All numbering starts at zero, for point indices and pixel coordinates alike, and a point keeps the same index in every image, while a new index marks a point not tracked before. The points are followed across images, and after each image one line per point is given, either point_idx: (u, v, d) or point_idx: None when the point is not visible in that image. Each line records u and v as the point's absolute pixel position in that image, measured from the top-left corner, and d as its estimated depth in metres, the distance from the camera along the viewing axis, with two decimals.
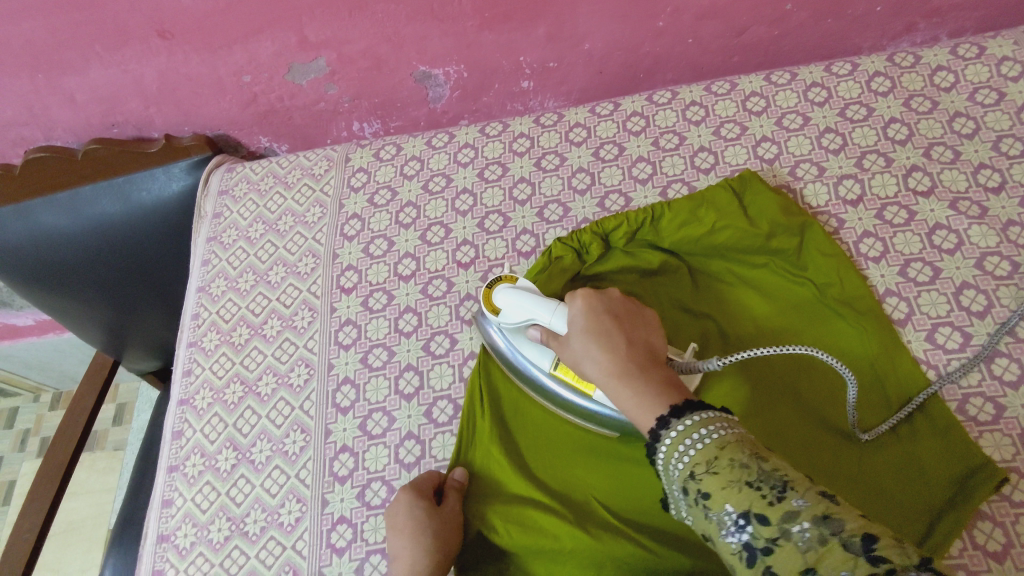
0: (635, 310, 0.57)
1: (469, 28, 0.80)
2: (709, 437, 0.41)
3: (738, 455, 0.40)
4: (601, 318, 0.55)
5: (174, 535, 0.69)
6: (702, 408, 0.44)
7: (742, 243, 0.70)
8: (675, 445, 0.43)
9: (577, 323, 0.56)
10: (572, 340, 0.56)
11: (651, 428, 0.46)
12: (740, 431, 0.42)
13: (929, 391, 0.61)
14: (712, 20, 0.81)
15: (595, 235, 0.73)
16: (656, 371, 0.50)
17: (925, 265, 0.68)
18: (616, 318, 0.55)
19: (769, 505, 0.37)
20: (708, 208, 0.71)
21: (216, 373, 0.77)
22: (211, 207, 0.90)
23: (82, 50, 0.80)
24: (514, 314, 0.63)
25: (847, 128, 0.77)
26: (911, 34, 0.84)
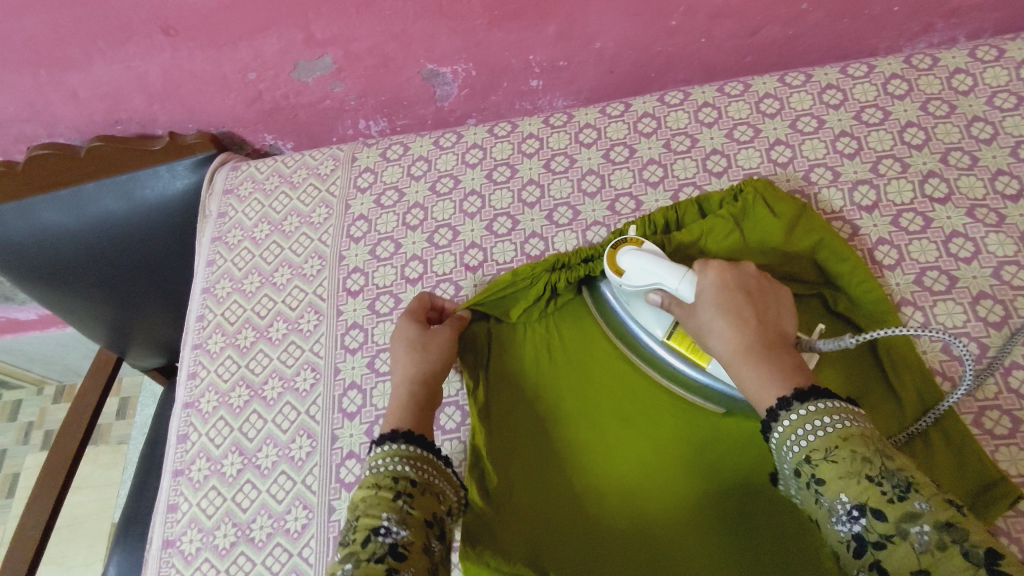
0: (769, 289, 0.58)
1: (479, 26, 0.79)
2: (831, 428, 0.45)
3: (860, 450, 0.44)
4: (736, 289, 0.57)
5: (180, 540, 0.68)
6: (825, 396, 0.47)
7: (749, 259, 0.69)
8: (789, 432, 0.47)
9: (707, 294, 0.57)
10: (699, 312, 0.58)
11: (770, 406, 0.49)
12: (861, 424, 0.45)
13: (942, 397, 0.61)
14: (725, 19, 0.79)
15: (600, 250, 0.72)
16: (782, 355, 0.52)
17: (940, 274, 0.67)
18: (750, 295, 0.57)
19: (888, 502, 0.42)
20: (717, 223, 0.70)
21: (221, 376, 0.76)
22: (216, 206, 0.89)
23: (85, 46, 0.79)
24: (638, 278, 0.62)
25: (862, 131, 0.76)
26: (928, 34, 0.83)
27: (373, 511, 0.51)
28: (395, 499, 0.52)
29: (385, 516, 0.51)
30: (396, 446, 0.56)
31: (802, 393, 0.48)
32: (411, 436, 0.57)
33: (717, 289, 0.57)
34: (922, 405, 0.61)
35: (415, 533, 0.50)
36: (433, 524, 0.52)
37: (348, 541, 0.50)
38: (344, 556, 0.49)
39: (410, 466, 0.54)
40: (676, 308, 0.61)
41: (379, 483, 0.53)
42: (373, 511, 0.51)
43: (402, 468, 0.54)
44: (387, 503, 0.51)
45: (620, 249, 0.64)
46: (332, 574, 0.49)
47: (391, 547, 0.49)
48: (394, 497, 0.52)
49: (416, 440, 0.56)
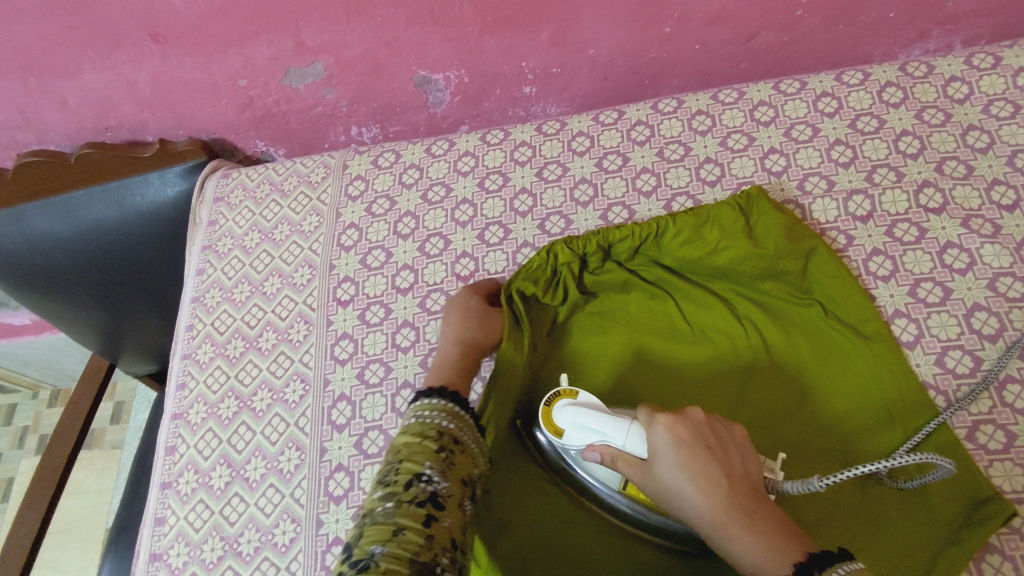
0: (724, 429, 0.52)
1: (471, 33, 0.78)
2: None
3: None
4: (693, 448, 0.49)
5: (167, 554, 0.68)
6: (837, 560, 0.43)
7: (742, 264, 0.68)
8: None
9: (664, 454, 0.50)
10: (659, 473, 0.50)
11: None
12: None
13: (929, 407, 0.61)
14: (719, 26, 0.79)
15: (599, 245, 0.71)
16: (766, 519, 0.47)
17: (935, 286, 0.67)
18: (712, 450, 0.49)
19: None
20: (713, 226, 0.69)
21: (210, 387, 0.76)
22: (206, 214, 0.88)
23: (74, 54, 0.78)
24: (579, 437, 0.57)
25: (857, 140, 0.75)
26: (924, 41, 0.82)
27: (417, 457, 0.50)
28: (439, 450, 0.52)
29: (428, 464, 0.50)
30: (442, 402, 0.56)
31: (807, 567, 0.43)
32: (457, 396, 0.57)
33: (673, 443, 0.50)
34: (914, 421, 0.61)
35: (454, 486, 0.50)
36: (467, 483, 0.53)
37: (388, 480, 0.49)
38: (385, 495, 0.48)
39: (452, 424, 0.54)
40: (626, 467, 0.53)
41: (424, 433, 0.53)
42: (417, 457, 0.51)
43: (445, 424, 0.54)
44: (431, 453, 0.51)
45: (555, 405, 0.59)
46: (370, 510, 0.48)
47: (432, 495, 0.49)
48: (438, 450, 0.52)
49: (459, 399, 0.57)
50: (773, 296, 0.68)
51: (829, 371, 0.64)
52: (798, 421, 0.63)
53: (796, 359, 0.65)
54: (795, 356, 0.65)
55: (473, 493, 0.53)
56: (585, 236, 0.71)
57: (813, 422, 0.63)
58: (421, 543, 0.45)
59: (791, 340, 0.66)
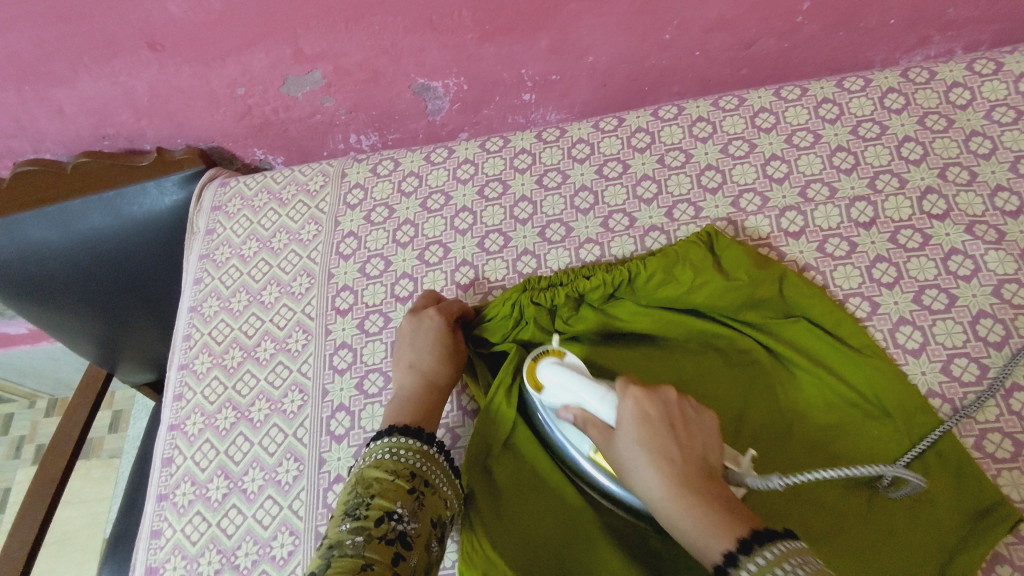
0: (692, 410, 0.52)
1: (470, 41, 0.78)
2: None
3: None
4: (655, 426, 0.50)
5: (163, 567, 0.67)
6: (772, 542, 0.43)
7: (722, 298, 0.66)
8: None
9: (625, 425, 0.51)
10: (619, 443, 0.51)
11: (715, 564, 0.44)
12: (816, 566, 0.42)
13: (925, 408, 0.60)
14: (719, 33, 0.78)
15: (568, 293, 0.69)
16: (715, 498, 0.47)
17: (940, 293, 0.66)
18: (674, 428, 0.50)
19: None
20: (684, 266, 0.68)
21: (207, 398, 0.75)
22: (204, 223, 0.87)
23: (70, 62, 0.77)
24: (559, 395, 0.58)
25: (859, 146, 0.75)
26: (925, 47, 0.82)
27: (389, 496, 0.52)
28: (410, 491, 0.53)
29: (399, 504, 0.52)
30: (417, 444, 0.57)
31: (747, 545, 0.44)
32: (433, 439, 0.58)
33: (637, 416, 0.50)
34: (915, 428, 0.60)
35: (423, 526, 0.52)
36: (438, 523, 0.54)
37: (358, 514, 0.51)
38: (354, 528, 0.50)
39: (427, 466, 0.55)
40: (594, 432, 0.55)
41: (397, 471, 0.54)
42: (389, 494, 0.52)
43: (420, 464, 0.55)
44: (403, 493, 0.53)
45: (542, 360, 0.61)
46: (337, 541, 0.49)
47: (401, 534, 0.51)
48: (409, 489, 0.53)
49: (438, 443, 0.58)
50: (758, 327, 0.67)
51: (826, 391, 0.64)
52: (802, 442, 0.62)
53: (790, 385, 0.65)
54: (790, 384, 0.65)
55: (442, 533, 0.54)
56: (551, 286, 0.69)
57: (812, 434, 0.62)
58: None
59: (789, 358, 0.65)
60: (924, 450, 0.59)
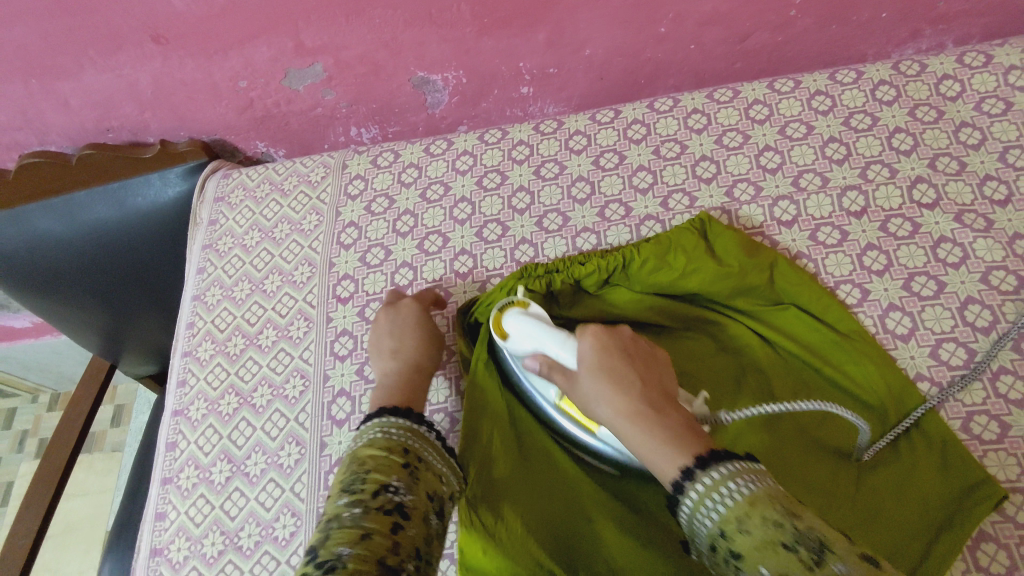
0: (648, 350, 0.57)
1: (469, 34, 0.79)
2: (738, 492, 0.41)
3: (772, 514, 0.39)
4: (612, 355, 0.54)
5: (167, 548, 0.68)
6: (725, 458, 0.43)
7: (714, 285, 0.68)
8: (702, 498, 0.42)
9: (586, 359, 0.55)
10: (581, 379, 0.54)
11: (672, 478, 0.44)
12: (770, 485, 0.41)
13: (911, 391, 0.62)
14: (714, 26, 0.80)
15: (566, 282, 0.71)
16: (670, 413, 0.49)
17: (929, 279, 0.67)
18: (630, 358, 0.54)
19: (809, 569, 0.36)
20: (678, 252, 0.69)
21: (210, 384, 0.76)
22: (207, 214, 0.88)
23: (76, 55, 0.79)
24: (521, 341, 0.61)
25: (851, 137, 0.76)
26: (916, 41, 0.83)
27: (384, 469, 0.51)
28: (405, 465, 0.52)
29: (393, 478, 0.51)
30: (406, 421, 0.56)
31: (701, 454, 0.44)
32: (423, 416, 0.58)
33: (597, 348, 0.55)
34: (900, 409, 0.62)
35: (419, 499, 0.51)
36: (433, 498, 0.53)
37: (355, 489, 0.49)
38: (352, 501, 0.48)
39: (418, 442, 0.55)
40: (557, 376, 0.57)
41: (391, 447, 0.53)
42: (384, 469, 0.51)
43: (411, 440, 0.55)
44: (398, 467, 0.52)
45: (507, 312, 0.63)
46: (335, 516, 0.47)
47: (398, 506, 0.49)
48: (404, 464, 0.52)
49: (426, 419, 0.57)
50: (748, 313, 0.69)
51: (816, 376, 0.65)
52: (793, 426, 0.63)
53: (781, 370, 0.66)
54: (780, 369, 0.66)
55: (436, 510, 0.53)
56: (548, 274, 0.71)
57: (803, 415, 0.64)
58: (388, 552, 0.45)
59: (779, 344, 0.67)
60: (908, 430, 0.61)
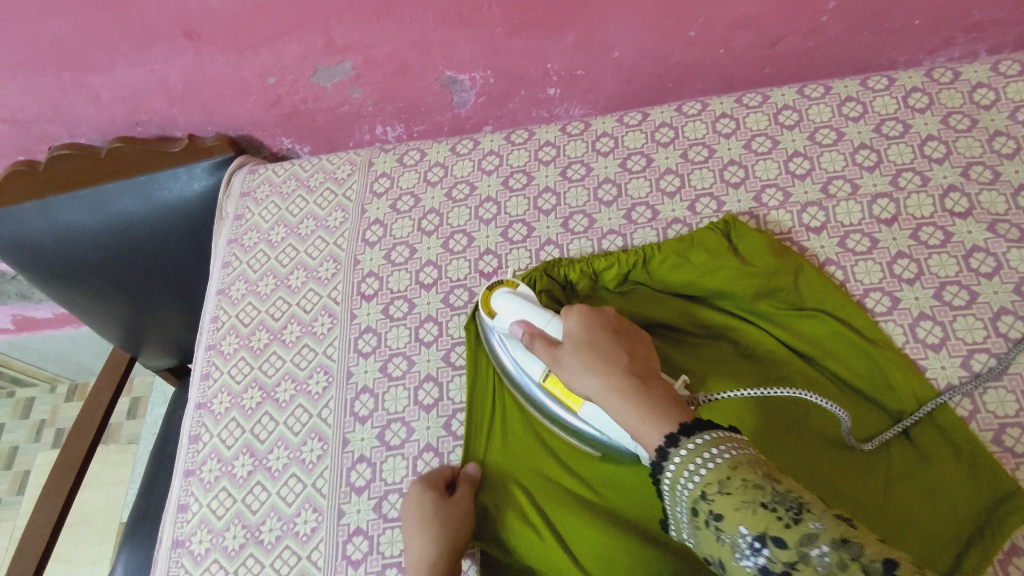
0: (631, 328, 0.58)
1: (498, 34, 0.79)
2: (720, 458, 0.42)
3: (751, 477, 0.40)
4: (595, 333, 0.55)
5: (189, 541, 0.69)
6: (710, 428, 0.45)
7: (737, 283, 0.67)
8: (682, 465, 0.44)
9: (571, 335, 0.56)
10: (563, 353, 0.56)
11: (659, 446, 0.46)
12: (750, 453, 0.43)
13: (939, 401, 0.61)
14: (744, 31, 0.79)
15: (586, 274, 0.73)
16: (658, 386, 0.51)
17: (961, 289, 0.67)
18: (616, 333, 0.56)
19: (785, 527, 0.38)
20: (699, 250, 0.70)
21: (234, 377, 0.77)
22: (233, 208, 0.89)
23: (109, 49, 0.80)
24: (508, 318, 0.64)
25: (882, 144, 0.75)
26: (949, 48, 0.82)
27: None
28: None
29: None
30: None
31: (684, 425, 0.46)
32: None
33: (580, 325, 0.56)
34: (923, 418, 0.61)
35: None
36: None
37: None
38: None
39: None
40: (541, 346, 0.59)
41: None
42: None
43: None
44: None
45: (495, 292, 0.66)
46: None
47: None
48: None
49: None
50: (771, 317, 0.68)
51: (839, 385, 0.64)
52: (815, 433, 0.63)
53: (803, 378, 0.65)
54: (798, 375, 0.65)
55: None
56: (572, 266, 0.73)
57: (829, 422, 0.63)
58: None
59: (802, 351, 0.66)
60: (928, 440, 0.61)
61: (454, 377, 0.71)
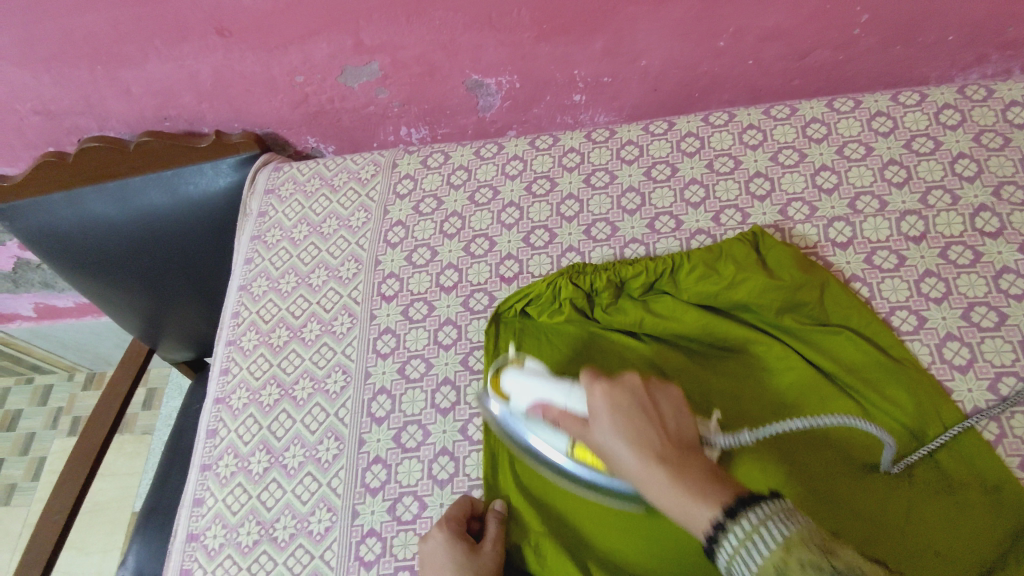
0: (662, 391, 0.53)
1: (527, 39, 0.79)
2: (774, 538, 0.40)
3: (806, 556, 0.39)
4: (625, 409, 0.51)
5: (204, 535, 0.69)
6: (756, 503, 0.43)
7: (762, 296, 0.67)
8: (734, 551, 0.41)
9: (598, 412, 0.52)
10: (594, 431, 0.53)
11: (708, 532, 0.44)
12: (804, 525, 0.41)
13: (965, 425, 0.60)
14: (774, 42, 0.79)
15: (610, 281, 0.72)
16: (694, 471, 0.47)
17: (990, 310, 0.66)
18: (649, 412, 0.51)
19: None
20: (727, 261, 0.69)
21: (253, 373, 0.77)
22: (257, 205, 0.90)
23: (142, 44, 0.80)
24: (521, 398, 0.62)
25: (912, 160, 0.74)
26: (982, 65, 0.81)
27: None
28: None
29: None
30: None
31: (733, 509, 0.43)
32: None
33: (608, 404, 0.52)
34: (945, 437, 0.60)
35: None
36: None
37: None
38: None
39: None
40: (568, 424, 0.56)
41: None
42: None
43: None
44: None
45: (503, 372, 0.64)
46: None
47: None
48: None
49: None
50: (794, 332, 0.67)
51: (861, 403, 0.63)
52: (833, 450, 0.62)
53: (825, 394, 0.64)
54: (818, 391, 0.64)
55: None
56: (597, 272, 0.73)
57: (848, 440, 0.62)
58: None
59: (825, 367, 0.65)
60: (950, 464, 0.60)
61: (472, 381, 0.71)
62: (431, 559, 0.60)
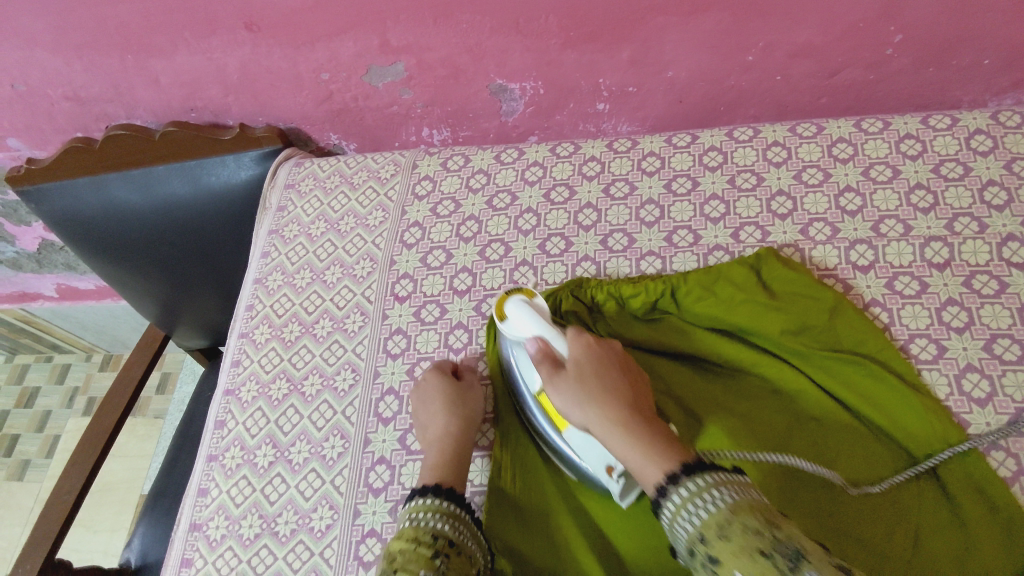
0: (635, 378, 0.61)
1: (553, 46, 0.79)
2: (720, 500, 0.45)
3: (750, 522, 0.43)
4: (606, 375, 0.58)
5: (207, 525, 0.69)
6: (708, 471, 0.48)
7: (766, 319, 0.66)
8: (678, 509, 0.47)
9: (579, 367, 0.59)
10: (568, 384, 0.58)
11: (655, 485, 0.49)
12: (751, 495, 0.46)
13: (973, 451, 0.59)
14: (804, 59, 0.78)
15: (612, 298, 0.72)
16: (655, 431, 0.54)
17: (1012, 343, 0.64)
18: (619, 373, 0.59)
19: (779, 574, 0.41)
20: (728, 282, 0.69)
21: (264, 367, 0.77)
22: (277, 200, 0.90)
23: (171, 35, 0.81)
24: (515, 329, 0.63)
25: (940, 185, 0.73)
26: (1017, 90, 0.79)
27: (411, 566, 0.52)
28: (434, 556, 0.53)
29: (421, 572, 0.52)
30: (438, 503, 0.58)
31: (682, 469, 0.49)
32: (452, 494, 0.59)
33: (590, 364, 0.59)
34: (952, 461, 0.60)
35: None
36: None
37: None
38: None
39: (449, 525, 0.56)
40: (547, 369, 0.60)
41: (419, 538, 0.54)
42: (410, 565, 0.52)
43: (443, 527, 0.56)
44: (426, 560, 0.52)
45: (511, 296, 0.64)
46: None
47: None
48: (433, 555, 0.53)
49: (455, 498, 0.59)
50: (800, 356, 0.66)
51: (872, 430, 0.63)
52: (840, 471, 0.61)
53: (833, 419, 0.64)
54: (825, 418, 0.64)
55: None
56: (598, 287, 0.73)
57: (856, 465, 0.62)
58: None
59: (833, 394, 0.64)
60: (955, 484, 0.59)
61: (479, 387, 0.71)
62: (422, 401, 0.68)
